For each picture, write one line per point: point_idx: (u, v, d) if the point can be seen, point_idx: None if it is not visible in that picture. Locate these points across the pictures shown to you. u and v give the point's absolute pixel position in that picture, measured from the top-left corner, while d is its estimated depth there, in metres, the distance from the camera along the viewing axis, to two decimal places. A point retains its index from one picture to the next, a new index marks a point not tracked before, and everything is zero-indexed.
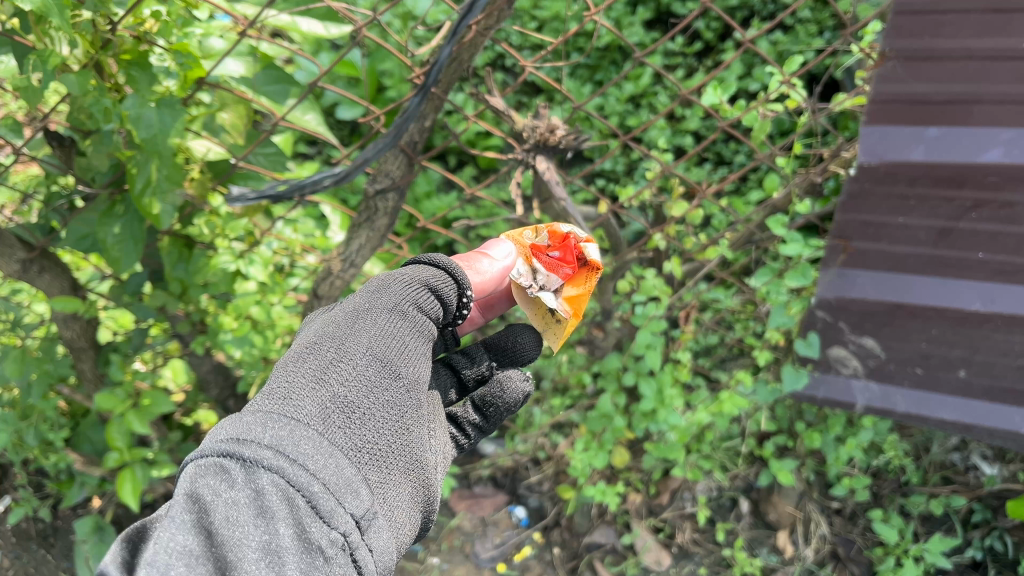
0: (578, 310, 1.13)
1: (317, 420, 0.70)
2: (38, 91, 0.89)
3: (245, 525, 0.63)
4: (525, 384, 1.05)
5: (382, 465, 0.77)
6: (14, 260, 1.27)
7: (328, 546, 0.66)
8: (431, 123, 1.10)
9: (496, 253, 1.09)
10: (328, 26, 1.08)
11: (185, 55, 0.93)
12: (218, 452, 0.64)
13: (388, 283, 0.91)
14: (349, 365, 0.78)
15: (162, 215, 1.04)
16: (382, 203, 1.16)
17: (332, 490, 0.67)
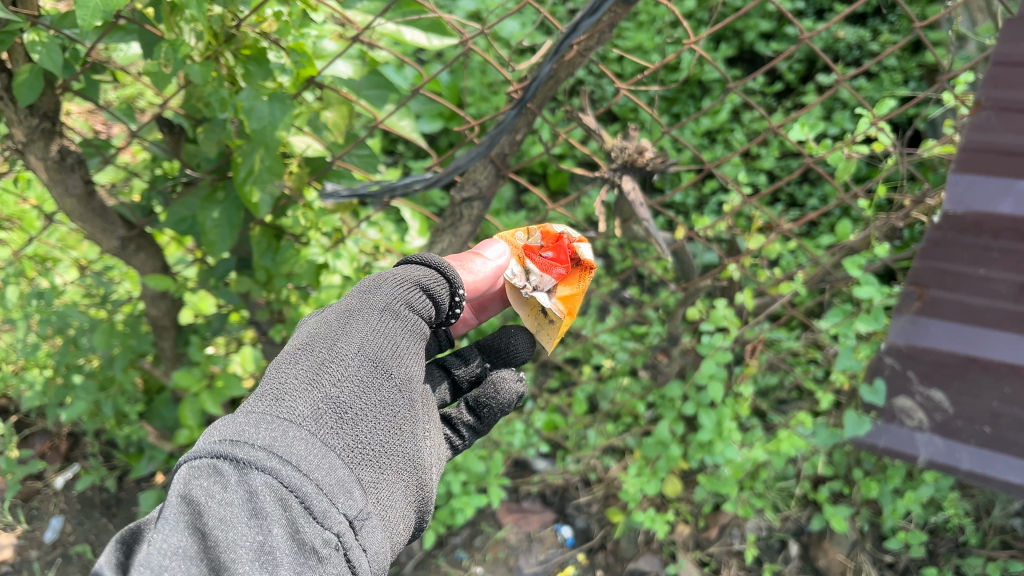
0: (571, 310, 1.09)
1: (309, 421, 0.73)
2: (166, 76, 0.97)
3: (240, 526, 0.65)
4: (519, 384, 1.06)
5: (376, 465, 0.79)
6: (115, 237, 1.35)
7: (322, 545, 0.68)
8: (522, 137, 1.13)
9: (490, 252, 1.07)
10: (431, 37, 1.10)
11: (301, 54, 0.99)
12: (209, 454, 0.67)
13: (378, 284, 0.91)
14: (339, 365, 0.80)
15: (261, 204, 1.09)
16: (467, 210, 1.20)
17: (324, 491, 0.70)
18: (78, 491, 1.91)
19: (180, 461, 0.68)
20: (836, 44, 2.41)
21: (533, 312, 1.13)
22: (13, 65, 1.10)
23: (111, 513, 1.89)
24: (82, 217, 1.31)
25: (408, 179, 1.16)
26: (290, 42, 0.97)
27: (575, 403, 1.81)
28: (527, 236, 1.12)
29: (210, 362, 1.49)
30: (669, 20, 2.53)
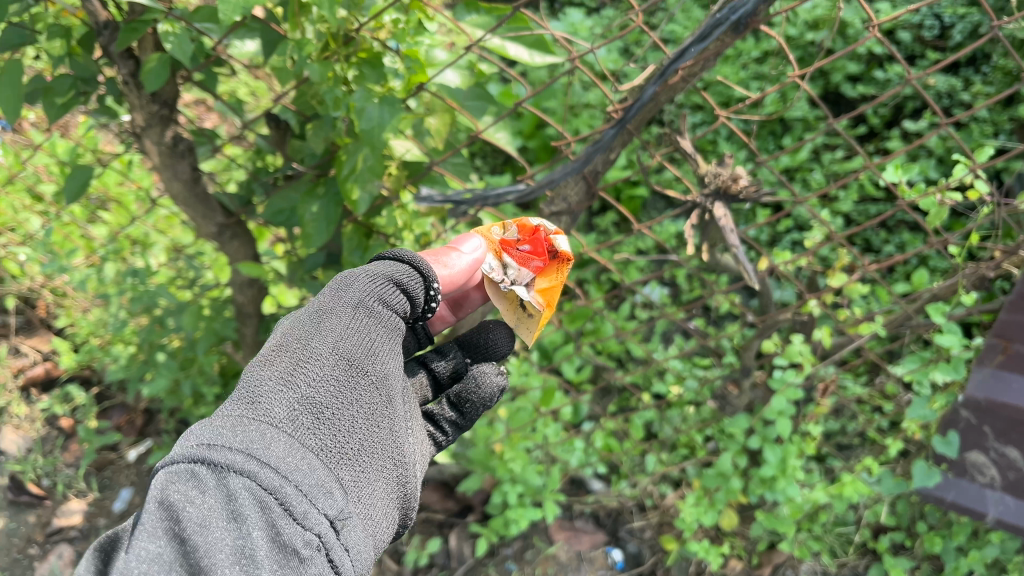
0: (550, 302, 1.11)
1: (285, 423, 0.75)
2: (288, 73, 1.06)
3: (220, 528, 0.68)
4: (499, 378, 1.07)
5: (355, 464, 0.82)
6: (213, 223, 1.41)
7: (303, 546, 0.71)
8: (616, 156, 1.15)
9: (467, 247, 1.06)
10: (534, 55, 1.14)
11: (414, 60, 1.03)
12: (185, 461, 0.69)
13: (352, 279, 0.91)
14: (315, 365, 0.82)
15: (359, 202, 1.13)
16: (555, 224, 1.23)
17: (304, 492, 0.72)
18: (148, 466, 1.98)
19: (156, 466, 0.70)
20: (925, 92, 2.39)
21: (511, 306, 1.13)
22: (142, 54, 1.17)
23: None
24: (185, 201, 1.38)
25: (501, 189, 1.20)
26: (406, 48, 1.02)
27: (635, 427, 1.81)
28: (502, 230, 1.13)
29: None
30: (756, 56, 2.54)
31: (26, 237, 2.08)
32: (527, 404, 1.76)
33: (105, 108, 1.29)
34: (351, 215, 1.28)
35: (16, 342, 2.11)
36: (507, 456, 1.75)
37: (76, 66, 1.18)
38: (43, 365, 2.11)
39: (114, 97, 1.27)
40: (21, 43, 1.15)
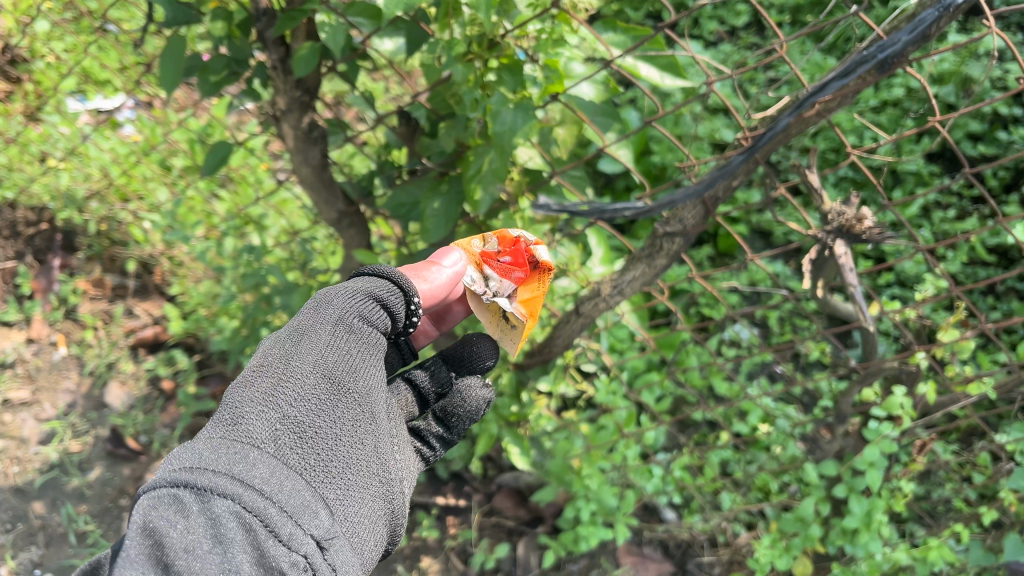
0: (534, 312, 1.13)
1: (268, 443, 0.76)
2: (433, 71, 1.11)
3: (205, 553, 0.69)
4: (485, 391, 1.10)
5: (344, 482, 0.82)
6: (334, 210, 1.49)
7: (289, 567, 0.71)
8: (738, 183, 1.15)
9: (448, 261, 1.08)
10: (665, 76, 1.16)
11: (553, 70, 1.07)
12: (167, 485, 0.70)
13: (333, 296, 0.92)
14: (297, 384, 0.82)
15: (480, 202, 1.17)
16: (668, 244, 1.23)
17: (289, 513, 0.73)
18: None
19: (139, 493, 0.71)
20: None
21: (494, 319, 1.15)
22: (293, 42, 1.24)
23: None
24: (311, 185, 1.45)
25: (617, 205, 1.18)
26: (546, 59, 1.05)
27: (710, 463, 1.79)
28: (483, 242, 1.14)
29: None
30: (874, 105, 2.49)
31: (153, 207, 2.24)
32: (609, 425, 1.76)
33: (249, 91, 1.38)
34: (466, 216, 1.34)
35: (132, 303, 2.27)
36: (584, 472, 1.72)
37: (234, 47, 1.26)
38: (154, 328, 2.24)
39: (260, 80, 1.34)
40: (187, 22, 1.24)
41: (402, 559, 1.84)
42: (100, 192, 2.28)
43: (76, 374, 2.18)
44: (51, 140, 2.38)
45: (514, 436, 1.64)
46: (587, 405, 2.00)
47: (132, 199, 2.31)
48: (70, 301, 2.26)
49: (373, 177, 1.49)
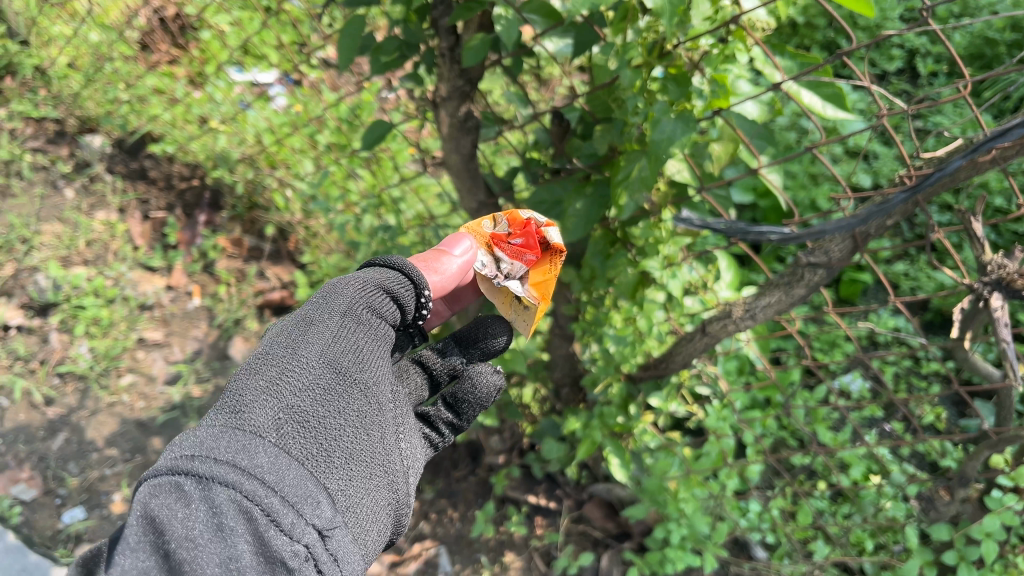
0: (546, 295, 1.18)
1: (270, 432, 0.83)
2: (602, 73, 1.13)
3: (207, 542, 0.76)
4: (495, 377, 1.14)
5: (346, 472, 0.89)
6: (474, 200, 1.54)
7: (291, 557, 0.78)
8: (893, 223, 1.13)
9: (458, 249, 1.16)
10: (827, 107, 1.10)
11: (720, 85, 1.08)
12: (168, 474, 0.77)
13: (341, 289, 1.01)
14: (299, 378, 0.90)
15: (625, 207, 1.18)
16: (810, 274, 1.22)
17: (290, 503, 0.80)
18: None
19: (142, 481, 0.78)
20: None
21: (506, 301, 1.21)
22: (464, 32, 1.28)
23: None
24: (458, 173, 1.51)
25: (764, 228, 1.17)
26: (715, 74, 1.07)
27: (805, 510, 1.75)
28: (495, 224, 1.21)
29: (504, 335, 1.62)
30: None
31: (299, 176, 2.34)
32: (713, 452, 1.68)
33: (413, 76, 1.44)
34: (605, 221, 1.37)
35: (265, 266, 2.41)
36: (680, 495, 1.67)
37: (408, 32, 1.32)
38: (282, 292, 2.35)
39: (426, 66, 1.40)
40: (369, 4, 1.32)
41: (486, 550, 1.88)
42: (251, 157, 2.42)
43: (205, 325, 2.32)
44: (212, 103, 2.52)
45: (616, 446, 1.61)
46: (688, 430, 1.98)
47: (279, 167, 2.41)
48: (209, 256, 2.43)
49: (516, 174, 1.53)
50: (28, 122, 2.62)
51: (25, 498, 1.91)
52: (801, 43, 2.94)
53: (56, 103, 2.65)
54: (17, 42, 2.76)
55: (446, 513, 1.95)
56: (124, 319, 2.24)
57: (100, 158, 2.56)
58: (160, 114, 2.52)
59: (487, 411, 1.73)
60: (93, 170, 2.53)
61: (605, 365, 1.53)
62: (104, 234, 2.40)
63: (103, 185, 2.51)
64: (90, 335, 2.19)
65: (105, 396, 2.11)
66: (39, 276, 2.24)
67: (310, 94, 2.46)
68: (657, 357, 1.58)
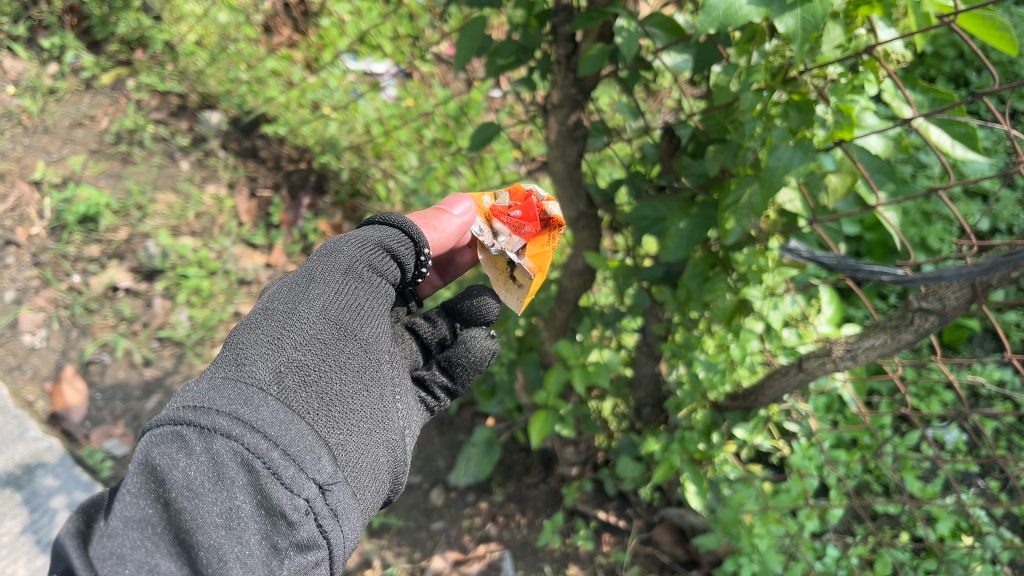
0: (543, 267, 1.19)
1: (271, 385, 0.80)
2: (727, 92, 1.10)
3: (207, 492, 0.74)
4: (489, 342, 1.15)
5: (348, 428, 0.87)
6: (575, 209, 1.53)
7: (293, 510, 0.77)
8: (1017, 275, 1.05)
9: (458, 210, 1.19)
10: (954, 146, 1.03)
11: (845, 116, 0.99)
12: (169, 424, 0.75)
13: (340, 247, 1.00)
14: (304, 333, 0.87)
15: (731, 232, 1.15)
16: (919, 319, 1.16)
17: (293, 458, 0.78)
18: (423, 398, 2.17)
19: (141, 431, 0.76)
20: None
21: (503, 277, 1.23)
22: (583, 41, 1.27)
23: (442, 430, 2.11)
24: (561, 181, 1.50)
25: (875, 268, 1.13)
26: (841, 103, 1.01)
27: (885, 561, 1.68)
28: (494, 199, 1.24)
29: (590, 347, 1.60)
30: None
31: (402, 169, 2.38)
32: (794, 490, 1.61)
33: (526, 80, 1.44)
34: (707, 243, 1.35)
35: None
36: (755, 530, 1.60)
37: (527, 36, 1.33)
38: None
39: (540, 71, 1.40)
40: (490, 5, 1.32)
41: (550, 560, 1.87)
42: (358, 145, 2.48)
43: None
44: (326, 89, 2.55)
45: (694, 473, 1.57)
46: (770, 464, 1.92)
47: (385, 158, 2.46)
48: (309, 238, 2.51)
49: (619, 186, 1.51)
50: (153, 94, 2.77)
51: (117, 454, 1.98)
52: (926, 72, 2.81)
53: (181, 78, 2.78)
54: (150, 17, 2.88)
55: (513, 518, 1.95)
56: (223, 292, 2.32)
57: (216, 135, 2.67)
58: (275, 97, 2.62)
59: (566, 421, 1.71)
60: (208, 146, 2.63)
61: (692, 391, 1.50)
62: (212, 208, 2.49)
63: (216, 160, 2.62)
64: (190, 305, 2.27)
65: (199, 364, 2.19)
66: (149, 242, 2.34)
67: (419, 88, 2.48)
68: (749, 389, 1.55)
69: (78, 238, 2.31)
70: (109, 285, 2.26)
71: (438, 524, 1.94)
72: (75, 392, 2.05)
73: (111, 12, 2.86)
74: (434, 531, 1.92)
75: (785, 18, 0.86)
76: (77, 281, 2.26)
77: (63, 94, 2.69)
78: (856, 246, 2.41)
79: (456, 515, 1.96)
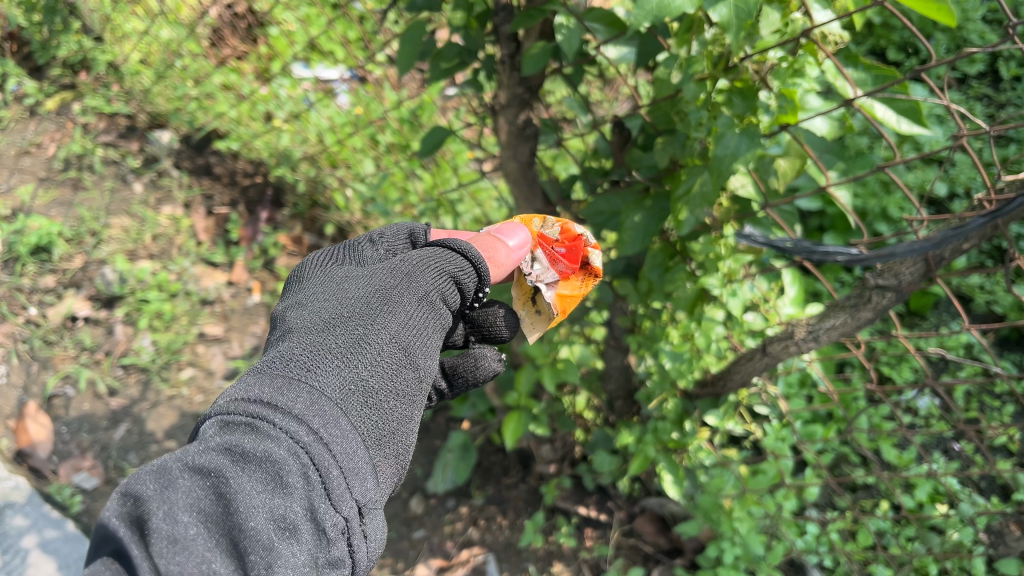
0: (566, 309, 1.14)
1: (337, 398, 0.75)
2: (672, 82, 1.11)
3: (263, 495, 0.67)
4: (497, 365, 1.04)
5: (390, 450, 0.81)
6: (532, 208, 1.52)
7: (331, 529, 0.70)
8: (968, 247, 1.06)
9: (512, 240, 1.03)
10: (902, 121, 1.03)
11: (788, 101, 1.02)
12: (242, 415, 0.70)
13: (420, 269, 0.93)
14: (371, 346, 0.81)
15: (685, 222, 1.14)
16: (877, 297, 1.17)
17: (347, 477, 0.72)
18: None
19: (209, 416, 0.71)
20: None
21: (523, 296, 1.15)
22: (525, 40, 1.26)
23: (417, 437, 2.09)
24: (515, 180, 1.50)
25: (831, 248, 1.13)
26: (783, 87, 1.01)
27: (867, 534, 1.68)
28: (543, 224, 1.14)
29: (558, 344, 1.60)
30: None
31: (360, 177, 2.36)
32: (771, 471, 1.62)
33: (473, 81, 1.43)
34: (664, 234, 1.34)
35: None
36: (735, 514, 1.60)
37: (468, 38, 1.31)
38: None
39: (486, 72, 1.39)
40: (430, 9, 1.31)
41: (534, 559, 1.86)
42: (312, 156, 2.45)
43: (264, 321, 2.36)
44: (277, 100, 2.54)
45: (670, 462, 1.57)
46: (746, 446, 1.93)
47: (340, 166, 2.44)
48: (270, 253, 2.48)
49: (574, 181, 1.51)
50: (100, 117, 2.71)
51: (86, 487, 1.95)
52: (876, 44, 2.83)
53: (128, 99, 2.73)
54: (91, 38, 2.82)
55: (495, 520, 1.94)
56: (186, 314, 2.29)
57: (168, 154, 2.63)
58: (226, 111, 2.58)
59: (539, 420, 1.71)
60: (160, 165, 2.58)
61: (660, 381, 1.50)
62: (170, 229, 2.46)
63: (170, 180, 2.57)
64: (153, 329, 2.24)
65: (166, 389, 2.16)
66: (106, 268, 2.29)
67: (371, 92, 2.47)
68: (713, 374, 1.56)
69: (32, 269, 2.26)
70: (67, 315, 2.22)
71: (420, 532, 1.93)
72: (40, 428, 2.00)
73: (51, 36, 2.80)
74: (416, 540, 1.91)
75: (718, 8, 0.85)
76: (33, 313, 2.20)
77: (8, 123, 2.64)
78: (818, 221, 2.42)
79: (437, 522, 1.95)
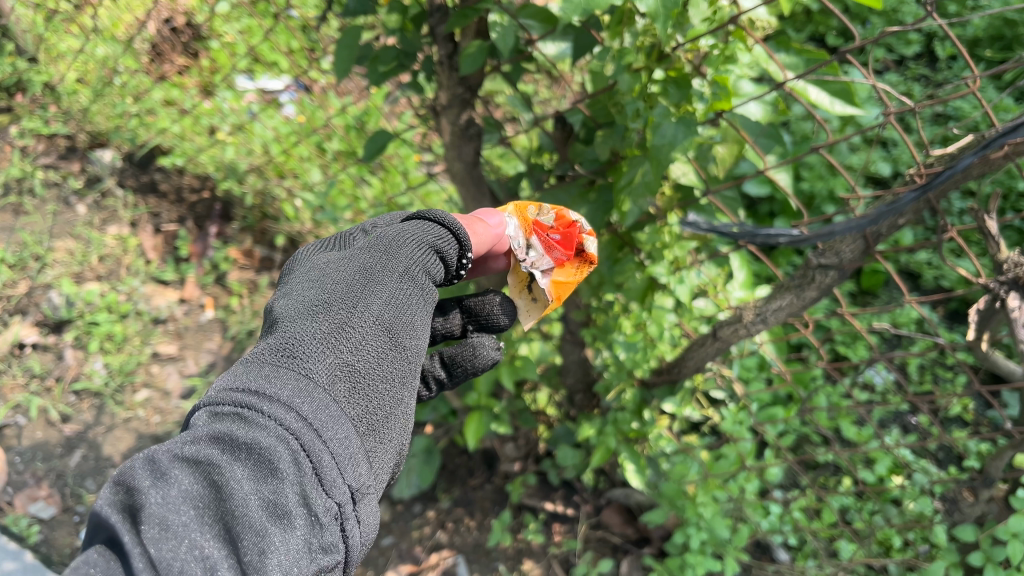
0: (561, 296, 1.13)
1: (325, 382, 0.71)
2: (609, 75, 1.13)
3: (255, 482, 0.63)
4: (496, 353, 1.01)
5: (382, 435, 0.77)
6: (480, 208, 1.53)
7: (324, 514, 0.66)
8: (904, 221, 1.09)
9: (492, 220, 1.08)
10: (835, 102, 1.03)
11: (722, 87, 1.02)
12: (230, 403, 0.66)
13: (400, 248, 0.91)
14: (355, 330, 0.78)
15: (629, 212, 1.16)
16: (820, 276, 1.19)
17: (339, 463, 0.68)
18: None
19: (198, 407, 0.67)
20: None
21: (519, 284, 1.15)
22: (462, 40, 1.26)
23: None
24: (462, 180, 1.50)
25: (772, 231, 1.17)
26: (715, 74, 1.02)
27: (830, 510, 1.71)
28: (538, 212, 1.14)
29: (514, 342, 1.61)
30: None
31: (308, 187, 2.35)
32: (731, 456, 1.65)
33: (413, 84, 1.43)
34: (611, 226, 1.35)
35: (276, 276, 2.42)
36: (698, 499, 1.62)
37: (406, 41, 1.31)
38: None
39: (426, 74, 1.38)
40: (364, 13, 1.30)
41: (504, 558, 1.87)
42: (259, 167, 2.41)
43: (219, 337, 2.33)
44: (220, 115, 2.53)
45: (631, 452, 1.58)
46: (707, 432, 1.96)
47: (287, 176, 2.42)
48: (221, 268, 2.44)
49: (521, 179, 1.52)
50: (39, 138, 2.61)
51: (44, 517, 1.90)
52: (815, 30, 2.88)
53: (66, 119, 2.61)
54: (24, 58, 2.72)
55: (462, 522, 1.94)
56: (138, 334, 2.25)
57: (111, 172, 2.54)
58: (168, 127, 2.52)
59: (500, 419, 1.72)
60: (104, 185, 2.50)
61: (617, 371, 1.52)
62: (116, 249, 2.40)
63: (114, 200, 2.48)
64: (105, 351, 2.20)
65: (121, 412, 2.13)
66: (52, 293, 2.24)
67: (316, 101, 2.46)
68: (665, 363, 1.59)
69: None
70: (14, 342, 2.16)
71: (388, 539, 1.91)
72: None
73: None
74: (385, 547, 1.90)
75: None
76: None
77: None
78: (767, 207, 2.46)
79: (405, 528, 1.94)
